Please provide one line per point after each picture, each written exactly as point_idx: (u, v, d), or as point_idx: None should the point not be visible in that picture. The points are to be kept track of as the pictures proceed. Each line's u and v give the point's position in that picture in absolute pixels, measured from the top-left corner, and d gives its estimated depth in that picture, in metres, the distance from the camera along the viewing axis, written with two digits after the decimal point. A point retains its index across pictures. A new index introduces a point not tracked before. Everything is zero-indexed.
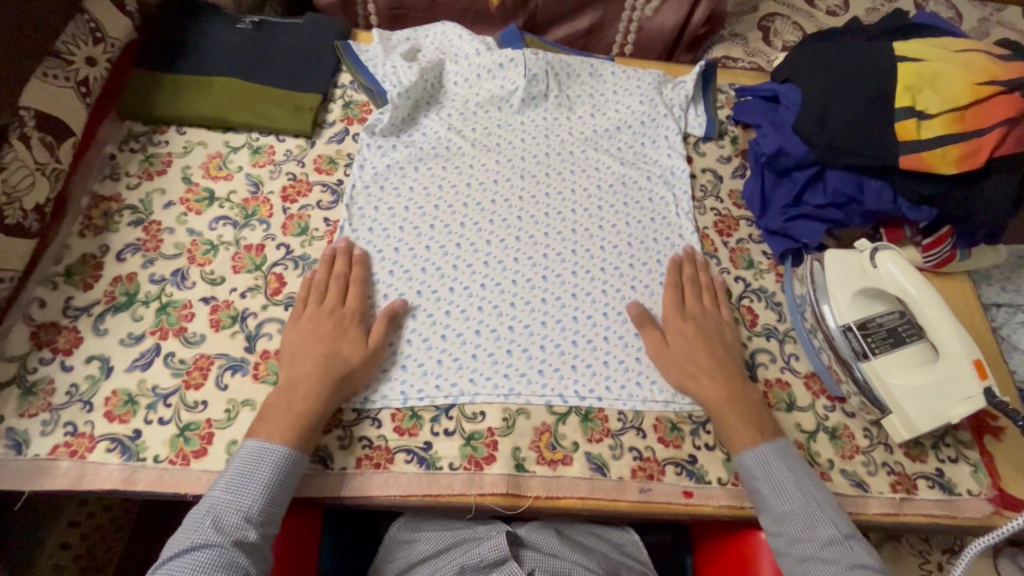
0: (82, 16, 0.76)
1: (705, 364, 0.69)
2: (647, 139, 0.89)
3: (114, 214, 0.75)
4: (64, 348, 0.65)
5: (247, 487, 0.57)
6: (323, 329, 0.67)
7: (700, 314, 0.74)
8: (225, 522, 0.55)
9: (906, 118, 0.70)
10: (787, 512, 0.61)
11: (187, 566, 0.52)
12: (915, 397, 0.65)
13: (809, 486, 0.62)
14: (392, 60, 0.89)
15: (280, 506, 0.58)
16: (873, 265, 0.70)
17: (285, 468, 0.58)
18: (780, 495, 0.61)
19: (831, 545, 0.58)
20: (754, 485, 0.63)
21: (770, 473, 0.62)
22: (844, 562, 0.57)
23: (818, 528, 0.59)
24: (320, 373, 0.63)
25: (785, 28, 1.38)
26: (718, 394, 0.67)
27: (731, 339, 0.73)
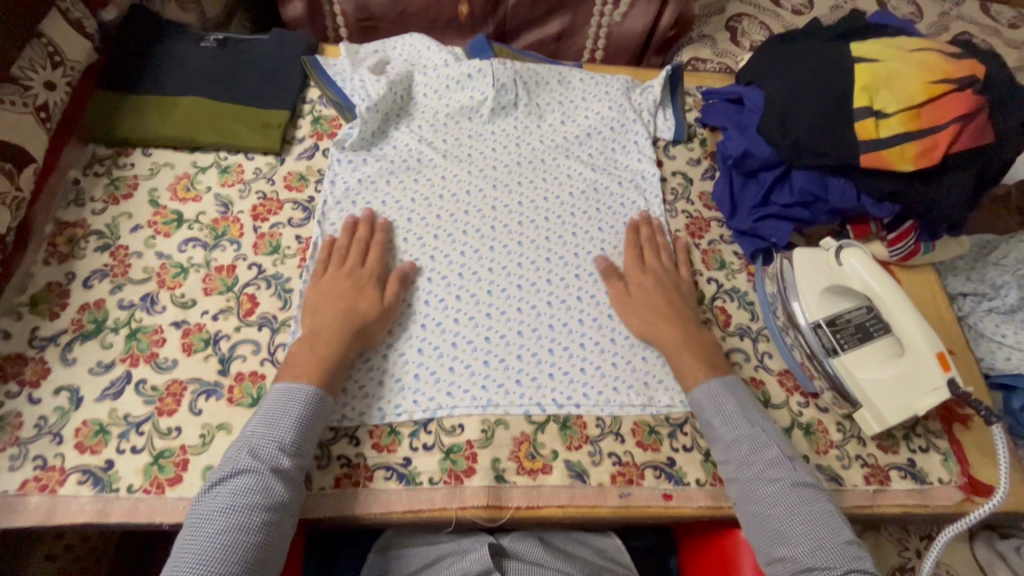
0: (39, 40, 0.75)
1: (662, 311, 0.73)
2: (617, 144, 0.90)
3: (80, 240, 0.74)
4: (31, 380, 0.64)
5: (280, 420, 0.59)
6: (345, 285, 0.71)
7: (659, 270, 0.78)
8: (261, 451, 0.57)
9: (864, 118, 0.71)
10: (735, 440, 0.64)
11: (226, 493, 0.55)
12: (883, 390, 0.67)
13: (755, 417, 0.65)
14: (360, 74, 0.89)
15: (312, 437, 0.61)
16: (839, 262, 0.73)
17: (313, 402, 0.61)
18: (725, 424, 0.65)
19: (775, 466, 0.62)
20: (706, 418, 0.67)
21: (721, 405, 0.66)
22: (789, 481, 0.60)
23: (764, 450, 0.63)
24: (341, 321, 0.67)
25: (752, 28, 1.41)
26: (676, 337, 0.71)
27: (688, 291, 0.77)
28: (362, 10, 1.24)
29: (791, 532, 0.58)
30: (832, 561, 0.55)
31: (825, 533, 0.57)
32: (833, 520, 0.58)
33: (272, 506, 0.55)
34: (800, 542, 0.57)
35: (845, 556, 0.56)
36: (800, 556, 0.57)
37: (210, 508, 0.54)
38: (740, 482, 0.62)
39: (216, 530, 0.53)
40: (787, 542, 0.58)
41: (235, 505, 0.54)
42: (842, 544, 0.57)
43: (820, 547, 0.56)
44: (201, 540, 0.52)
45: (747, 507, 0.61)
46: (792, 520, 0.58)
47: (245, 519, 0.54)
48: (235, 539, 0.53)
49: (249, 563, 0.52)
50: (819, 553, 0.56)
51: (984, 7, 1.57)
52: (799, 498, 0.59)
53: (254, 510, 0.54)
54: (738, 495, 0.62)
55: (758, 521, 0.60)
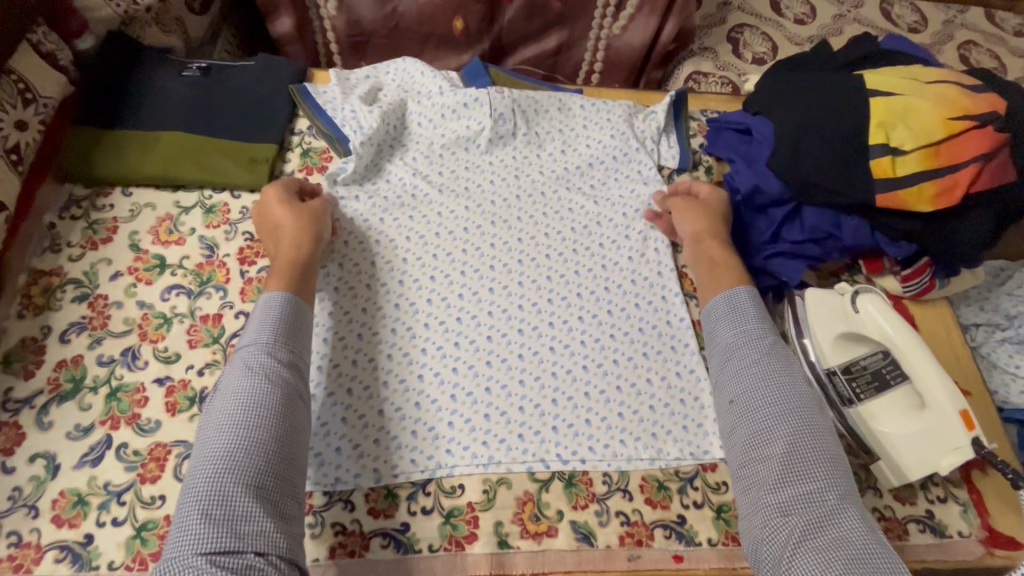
0: (8, 76, 0.71)
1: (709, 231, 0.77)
2: (620, 174, 0.87)
3: (56, 291, 0.70)
4: (4, 448, 0.60)
5: (265, 327, 0.60)
6: (280, 203, 0.73)
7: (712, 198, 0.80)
8: (248, 359, 0.58)
9: (879, 156, 0.68)
10: (744, 340, 0.65)
11: (224, 401, 0.55)
12: (904, 444, 0.64)
13: (772, 329, 0.67)
14: (351, 103, 0.85)
15: (298, 333, 0.62)
16: (854, 308, 0.71)
17: (296, 305, 0.63)
18: (738, 330, 0.66)
19: (780, 371, 0.62)
20: (718, 320, 0.69)
21: (736, 307, 0.68)
22: (801, 387, 0.61)
23: (773, 353, 0.64)
24: (294, 235, 0.70)
25: (754, 39, 1.37)
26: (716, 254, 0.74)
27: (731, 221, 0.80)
28: (353, 25, 1.20)
29: (782, 428, 0.58)
30: (818, 467, 0.56)
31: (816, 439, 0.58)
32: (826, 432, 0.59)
33: (268, 403, 0.55)
34: (788, 438, 0.58)
35: (829, 462, 0.57)
36: (786, 453, 0.57)
37: (213, 419, 0.54)
38: (743, 379, 0.63)
39: (218, 436, 0.53)
40: (771, 435, 0.58)
41: (232, 409, 0.54)
42: (831, 454, 0.57)
43: (809, 448, 0.57)
44: (206, 449, 0.52)
45: (741, 405, 0.62)
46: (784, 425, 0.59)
47: (241, 420, 0.53)
48: (238, 438, 0.52)
49: (264, 456, 0.52)
50: (809, 454, 0.57)
51: (989, 14, 1.53)
52: (801, 403, 0.60)
53: (249, 409, 0.54)
54: (735, 393, 0.63)
55: (750, 416, 0.61)
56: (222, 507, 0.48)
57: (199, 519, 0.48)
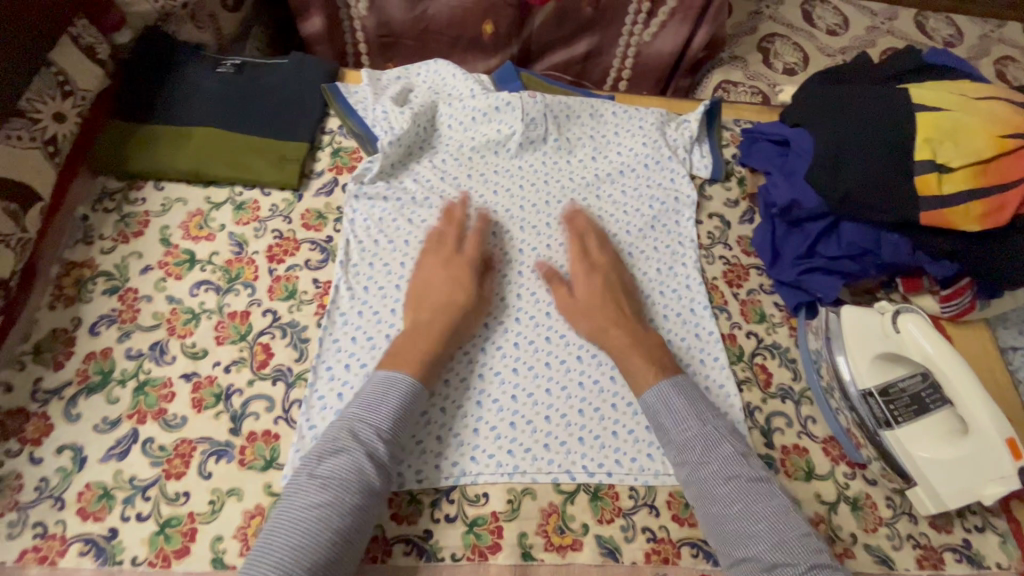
0: (49, 69, 0.71)
1: (611, 316, 0.70)
2: (651, 183, 0.86)
3: (87, 282, 0.70)
4: (33, 438, 0.61)
5: (382, 405, 0.59)
6: (448, 275, 0.71)
7: (604, 265, 0.75)
8: (358, 432, 0.58)
9: (927, 171, 0.66)
10: (686, 440, 0.61)
11: (320, 464, 0.55)
12: (943, 471, 0.63)
13: (706, 415, 0.63)
14: (382, 104, 0.85)
15: (405, 420, 0.60)
16: (894, 328, 0.68)
17: (416, 393, 0.61)
18: (678, 424, 0.62)
19: (726, 465, 0.59)
20: (658, 421, 0.64)
21: (670, 407, 0.63)
22: (746, 477, 0.58)
23: (715, 447, 0.60)
24: (439, 317, 0.67)
25: (784, 49, 1.36)
26: (625, 341, 0.68)
27: (632, 286, 0.75)
28: (382, 26, 1.20)
29: (753, 524, 0.55)
30: (798, 549, 0.54)
31: (784, 529, 0.55)
32: (791, 515, 0.57)
33: (365, 491, 0.55)
34: (762, 532, 0.55)
35: (805, 549, 0.54)
36: (761, 554, 0.54)
37: (304, 481, 0.54)
38: (700, 483, 0.59)
39: (309, 507, 0.53)
40: (748, 540, 0.55)
41: (329, 483, 0.54)
42: (803, 539, 0.55)
43: (780, 543, 0.54)
44: (293, 516, 0.52)
45: (705, 514, 0.59)
46: (749, 521, 0.56)
47: (337, 500, 0.53)
48: (329, 519, 0.52)
49: (337, 547, 0.52)
50: (783, 548, 0.54)
51: None
52: (755, 495, 0.57)
53: (348, 492, 0.54)
54: (698, 497, 0.59)
55: (720, 516, 0.57)
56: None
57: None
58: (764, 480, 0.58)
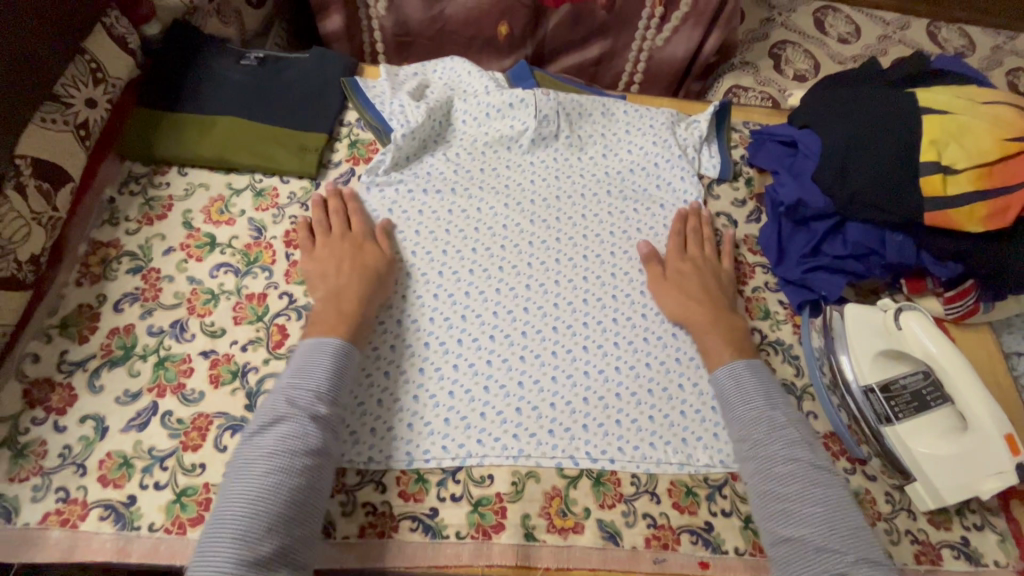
0: (83, 57, 0.74)
1: (697, 297, 0.75)
2: (660, 181, 0.87)
3: (113, 261, 0.73)
4: (57, 407, 0.63)
5: (315, 370, 0.60)
6: (348, 248, 0.73)
7: (699, 258, 0.79)
8: (296, 398, 0.58)
9: (931, 172, 0.68)
10: (751, 418, 0.63)
11: (269, 434, 0.55)
12: (941, 465, 0.64)
13: (776, 400, 0.65)
14: (400, 98, 0.87)
15: (343, 385, 0.62)
16: (897, 325, 0.69)
17: (347, 355, 0.63)
18: (747, 404, 0.64)
19: (792, 446, 0.60)
20: (724, 396, 0.67)
21: (740, 385, 0.66)
22: (809, 463, 0.59)
23: (785, 429, 0.62)
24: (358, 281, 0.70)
25: (796, 56, 1.37)
26: (704, 321, 0.73)
27: (727, 282, 0.79)
28: (400, 25, 1.23)
29: (811, 506, 0.57)
30: (852, 537, 0.55)
31: (839, 516, 0.56)
32: (846, 504, 0.58)
33: (314, 452, 0.56)
34: (819, 514, 0.56)
35: (857, 538, 0.55)
36: (815, 538, 0.55)
37: (253, 454, 0.54)
38: (758, 462, 0.61)
39: (259, 475, 0.53)
40: (801, 520, 0.56)
41: (277, 450, 0.54)
42: (856, 528, 0.56)
43: (832, 529, 0.55)
44: (248, 486, 0.52)
45: (759, 492, 0.60)
46: (805, 500, 0.57)
47: (288, 464, 0.54)
48: (283, 482, 0.53)
49: (297, 508, 0.53)
50: (837, 534, 0.55)
51: None
52: (814, 480, 0.58)
53: (297, 456, 0.55)
54: (753, 474, 0.61)
55: (774, 494, 0.58)
56: (255, 552, 0.49)
57: (225, 555, 0.49)
58: (825, 469, 0.59)
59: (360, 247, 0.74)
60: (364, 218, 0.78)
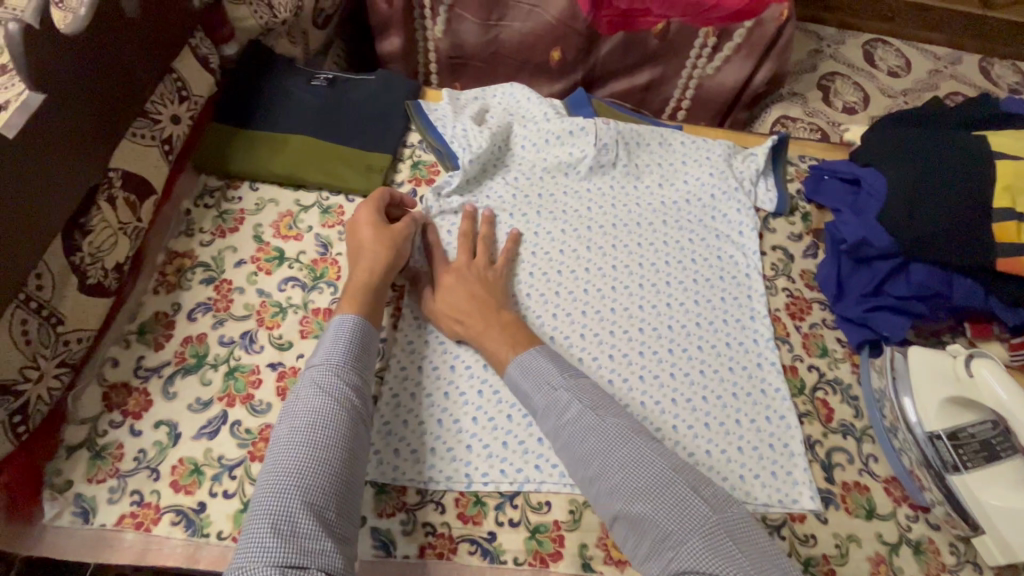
0: (171, 76, 0.78)
1: (465, 306, 0.72)
2: (717, 213, 0.88)
3: (187, 271, 0.75)
4: (134, 412, 0.65)
5: (335, 348, 0.62)
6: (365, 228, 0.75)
7: (463, 266, 0.76)
8: (316, 377, 0.60)
9: (1005, 220, 0.68)
10: (546, 405, 0.63)
11: (292, 418, 0.57)
12: (1014, 519, 0.62)
13: (567, 378, 0.64)
14: (462, 122, 0.90)
15: (361, 362, 0.63)
16: (967, 373, 0.67)
17: (359, 330, 0.65)
18: (540, 391, 0.64)
19: (582, 426, 0.60)
20: (522, 392, 0.66)
21: (534, 375, 0.65)
22: (606, 436, 0.59)
23: (583, 409, 0.61)
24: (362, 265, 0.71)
25: (845, 87, 1.38)
26: (477, 328, 0.71)
27: (493, 282, 0.76)
28: (454, 48, 1.26)
29: (615, 480, 0.57)
30: (654, 501, 0.54)
31: (639, 475, 0.56)
32: (648, 463, 0.57)
33: (341, 425, 0.57)
34: (625, 487, 0.56)
35: (655, 498, 0.54)
36: (625, 510, 0.55)
37: (282, 434, 0.56)
38: (568, 447, 0.61)
39: (291, 453, 0.54)
40: (611, 496, 0.57)
41: (303, 425, 0.56)
42: (661, 483, 0.55)
43: (640, 495, 0.55)
44: (277, 467, 0.53)
45: (578, 477, 0.60)
46: (611, 475, 0.57)
47: (317, 439, 0.55)
48: (315, 456, 0.54)
49: (330, 480, 0.53)
50: (639, 499, 0.55)
51: None
52: (607, 450, 0.58)
53: (325, 429, 0.56)
54: (569, 462, 0.61)
55: (590, 477, 0.59)
56: (291, 524, 0.49)
57: (266, 531, 0.49)
58: (616, 431, 0.59)
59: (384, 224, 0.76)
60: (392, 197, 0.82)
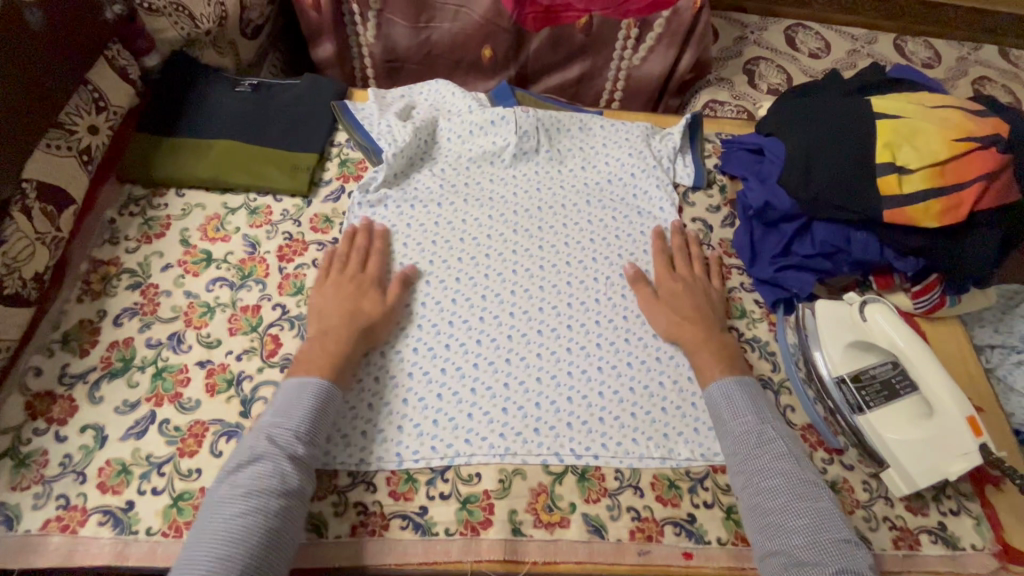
0: (86, 87, 0.78)
1: (689, 315, 0.76)
2: (638, 191, 0.91)
3: (113, 279, 0.76)
4: (59, 418, 0.65)
5: (293, 410, 0.62)
6: (350, 293, 0.74)
7: (689, 277, 0.81)
8: (275, 438, 0.60)
9: (887, 173, 0.72)
10: (741, 432, 0.65)
11: (243, 476, 0.57)
12: (912, 451, 0.66)
13: (766, 415, 0.67)
14: (387, 119, 0.92)
15: (324, 426, 0.63)
16: (863, 317, 0.73)
17: (328, 390, 0.65)
18: (737, 418, 0.66)
19: (779, 459, 0.62)
20: (716, 412, 0.68)
21: (731, 399, 0.68)
22: (799, 478, 0.61)
23: (783, 452, 0.63)
24: (342, 328, 0.70)
25: (768, 70, 1.44)
26: (696, 338, 0.74)
27: (717, 299, 0.80)
28: (388, 52, 1.29)
29: (801, 522, 0.58)
30: (834, 554, 0.56)
31: (823, 526, 0.58)
32: (832, 518, 0.59)
33: (289, 492, 0.57)
34: (808, 529, 0.57)
35: (838, 549, 0.56)
36: (799, 549, 0.56)
37: (229, 494, 0.56)
38: (748, 477, 0.63)
39: (234, 516, 0.54)
40: (787, 534, 0.58)
41: (254, 489, 0.56)
42: (839, 541, 0.57)
43: (817, 542, 0.56)
44: (220, 528, 0.53)
45: (749, 505, 0.62)
46: (793, 514, 0.59)
47: (262, 504, 0.55)
48: (258, 523, 0.54)
49: (267, 550, 0.54)
50: (818, 545, 0.56)
51: (1004, 51, 1.56)
52: (800, 493, 0.60)
53: (272, 495, 0.56)
54: (742, 488, 0.63)
55: (766, 509, 0.60)
56: None
57: None
58: (813, 482, 0.61)
59: (684, 265, 0.83)
60: (380, 260, 0.80)
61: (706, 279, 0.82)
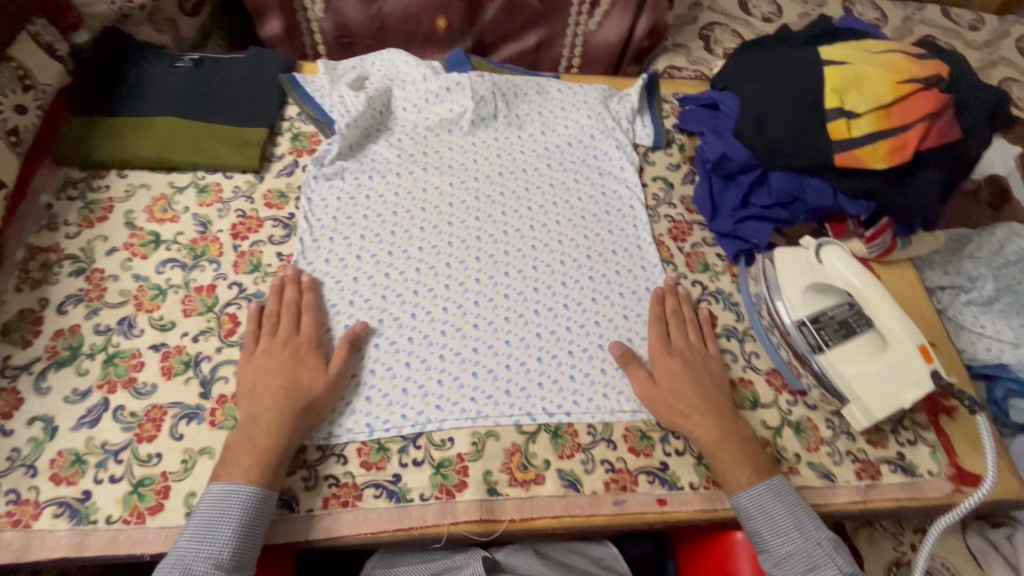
0: (10, 65, 0.73)
1: (696, 403, 0.68)
2: (598, 151, 0.91)
3: (53, 266, 0.72)
4: (3, 411, 0.62)
5: (217, 534, 0.55)
6: (282, 365, 0.65)
7: (687, 351, 0.73)
8: (194, 570, 0.53)
9: (836, 118, 0.73)
10: (788, 554, 0.61)
11: None
12: (870, 386, 0.68)
13: (809, 528, 0.62)
14: (338, 90, 0.89)
15: (250, 548, 0.56)
16: (819, 260, 0.74)
17: (253, 505, 0.57)
18: (780, 537, 0.62)
19: None
20: (754, 527, 0.63)
21: (769, 514, 0.63)
22: None
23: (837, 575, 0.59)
24: (276, 416, 0.61)
25: (724, 35, 1.44)
26: (712, 435, 0.66)
27: (718, 369, 0.73)
28: (339, 27, 1.25)
29: None
30: None
31: None
32: None
33: None
34: None
35: None
36: None
37: None
38: None
39: None
40: None
41: None
42: None
43: None
44: None
45: None
46: None
47: None
48: None
49: None
50: None
51: (945, 10, 1.60)
52: None
53: None
54: None
55: None
56: None
57: None
58: None
59: (681, 335, 0.75)
60: (314, 317, 0.71)
61: (701, 346, 0.74)
